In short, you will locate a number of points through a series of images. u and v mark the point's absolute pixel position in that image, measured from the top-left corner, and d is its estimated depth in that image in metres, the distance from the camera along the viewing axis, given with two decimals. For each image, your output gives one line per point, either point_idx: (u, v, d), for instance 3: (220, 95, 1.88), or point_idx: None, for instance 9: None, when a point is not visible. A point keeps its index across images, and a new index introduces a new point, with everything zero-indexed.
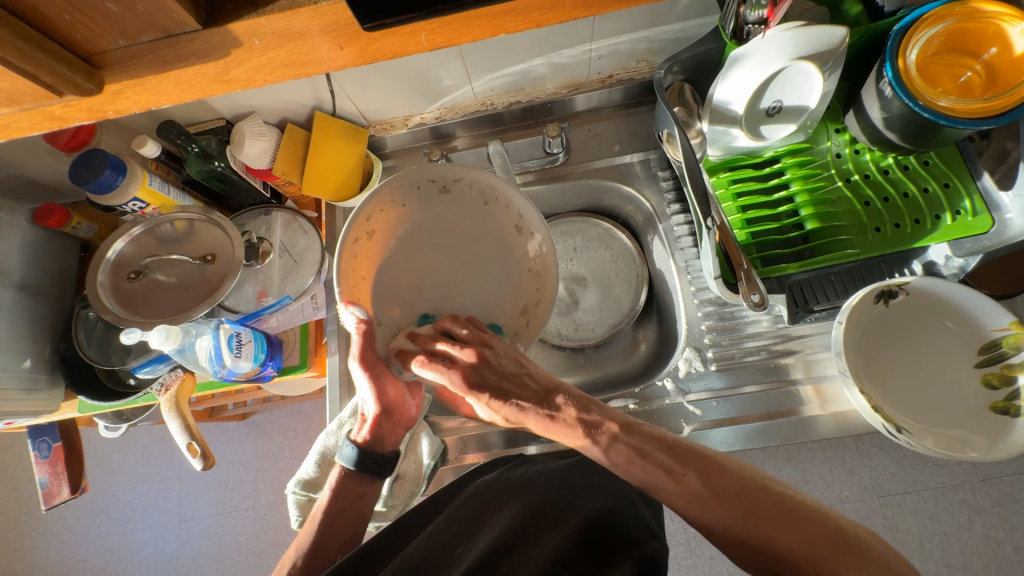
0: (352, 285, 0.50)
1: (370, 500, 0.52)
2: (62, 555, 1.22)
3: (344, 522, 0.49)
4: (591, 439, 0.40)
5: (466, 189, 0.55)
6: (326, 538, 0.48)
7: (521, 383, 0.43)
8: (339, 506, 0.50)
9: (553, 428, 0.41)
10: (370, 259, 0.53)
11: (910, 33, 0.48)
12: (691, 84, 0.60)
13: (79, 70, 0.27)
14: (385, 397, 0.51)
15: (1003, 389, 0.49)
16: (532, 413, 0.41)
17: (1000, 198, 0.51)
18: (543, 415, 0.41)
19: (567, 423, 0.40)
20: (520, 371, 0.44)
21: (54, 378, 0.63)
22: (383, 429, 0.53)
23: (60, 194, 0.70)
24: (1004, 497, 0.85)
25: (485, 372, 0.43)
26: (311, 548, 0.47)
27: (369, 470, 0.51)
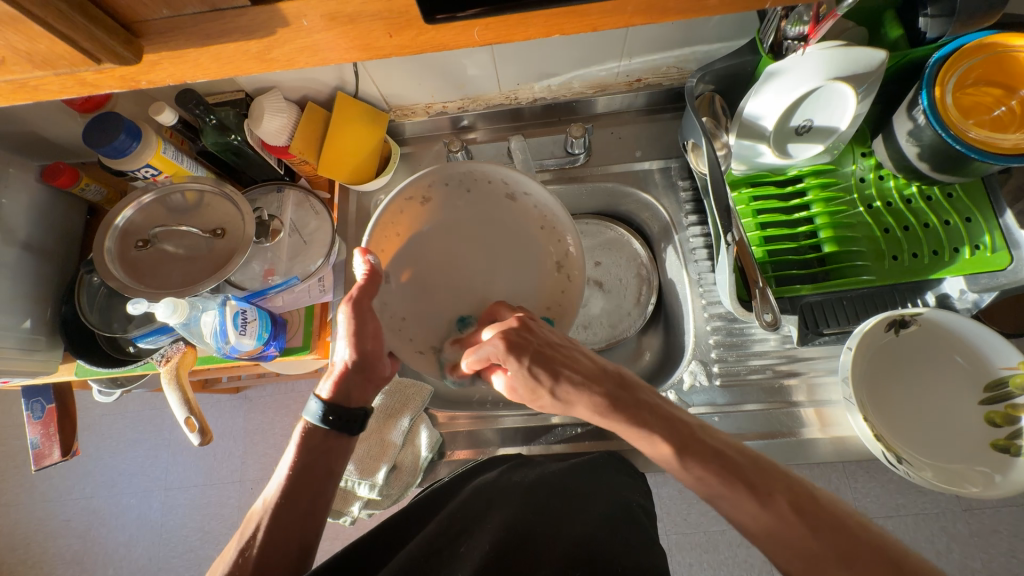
0: (382, 237, 0.53)
1: (339, 459, 0.50)
2: (46, 513, 1.22)
3: (311, 482, 0.48)
4: (646, 430, 0.42)
5: (530, 208, 0.57)
6: (294, 496, 0.47)
7: (572, 361, 0.46)
8: (310, 466, 0.49)
9: (607, 414, 0.44)
10: (411, 222, 0.55)
11: (950, 61, 0.47)
12: (722, 94, 0.59)
13: (118, 37, 0.26)
14: (365, 348, 0.50)
15: (1006, 427, 0.49)
16: (588, 392, 0.44)
17: (1021, 236, 0.51)
18: (599, 399, 0.44)
19: (622, 410, 0.43)
20: (565, 350, 0.47)
21: (54, 340, 0.62)
22: (351, 385, 0.51)
23: (68, 154, 0.69)
24: (984, 528, 0.86)
25: (530, 346, 0.45)
26: (277, 505, 0.46)
27: (338, 427, 0.49)
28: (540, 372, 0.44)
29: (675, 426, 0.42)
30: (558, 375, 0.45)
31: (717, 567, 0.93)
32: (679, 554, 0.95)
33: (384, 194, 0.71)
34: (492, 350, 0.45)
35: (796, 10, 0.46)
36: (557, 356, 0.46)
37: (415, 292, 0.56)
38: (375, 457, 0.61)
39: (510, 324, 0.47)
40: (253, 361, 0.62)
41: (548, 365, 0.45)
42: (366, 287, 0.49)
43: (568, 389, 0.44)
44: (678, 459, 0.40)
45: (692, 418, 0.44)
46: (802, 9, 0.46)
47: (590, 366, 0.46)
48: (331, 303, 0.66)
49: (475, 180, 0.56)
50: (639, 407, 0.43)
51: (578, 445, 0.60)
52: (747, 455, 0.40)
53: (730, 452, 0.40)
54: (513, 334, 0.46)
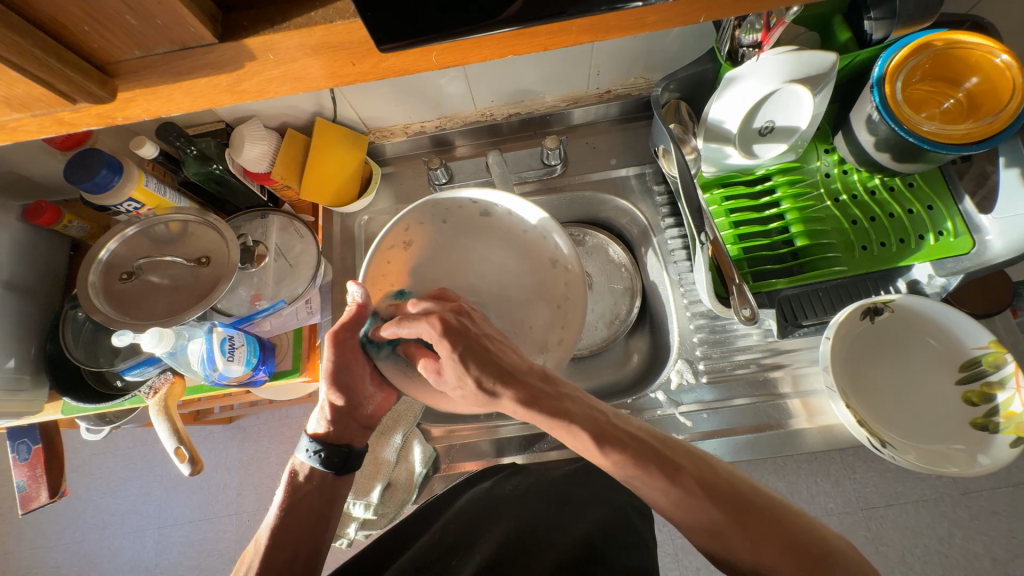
0: (395, 237, 0.54)
1: (335, 500, 0.51)
2: (36, 561, 1.18)
3: (299, 525, 0.49)
4: (566, 422, 0.41)
5: (560, 283, 0.55)
6: (281, 540, 0.48)
7: (496, 354, 0.44)
8: (296, 508, 0.50)
9: (529, 409, 0.42)
10: (421, 242, 0.55)
11: (898, 60, 0.50)
12: (687, 102, 0.62)
13: (92, 78, 0.27)
14: (348, 385, 0.51)
15: (983, 405, 0.51)
16: (512, 386, 0.43)
17: (980, 220, 0.52)
18: (525, 395, 0.42)
19: (540, 404, 0.42)
20: (500, 344, 0.46)
21: (38, 378, 0.61)
22: (340, 422, 0.53)
23: (50, 192, 0.69)
24: (984, 511, 0.86)
25: (464, 331, 0.44)
26: (266, 549, 0.47)
27: (328, 466, 0.51)
28: (467, 362, 0.43)
29: (595, 420, 0.42)
30: (484, 366, 0.43)
31: (724, 568, 0.93)
32: (685, 558, 0.94)
33: (367, 214, 0.72)
34: (424, 329, 0.44)
35: (748, 19, 0.49)
36: (489, 349, 0.44)
37: (414, 275, 0.54)
38: (369, 476, 0.61)
39: (447, 306, 0.46)
40: (243, 387, 0.62)
41: (472, 353, 0.43)
42: (352, 319, 0.49)
43: (494, 382, 0.43)
44: (599, 448, 0.41)
45: (609, 406, 0.44)
46: (753, 18, 0.48)
47: (520, 363, 0.45)
48: (319, 324, 0.66)
49: (536, 233, 0.55)
50: (559, 399, 0.42)
51: (571, 451, 0.61)
52: (659, 438, 0.42)
53: (641, 436, 0.42)
54: (448, 318, 0.45)
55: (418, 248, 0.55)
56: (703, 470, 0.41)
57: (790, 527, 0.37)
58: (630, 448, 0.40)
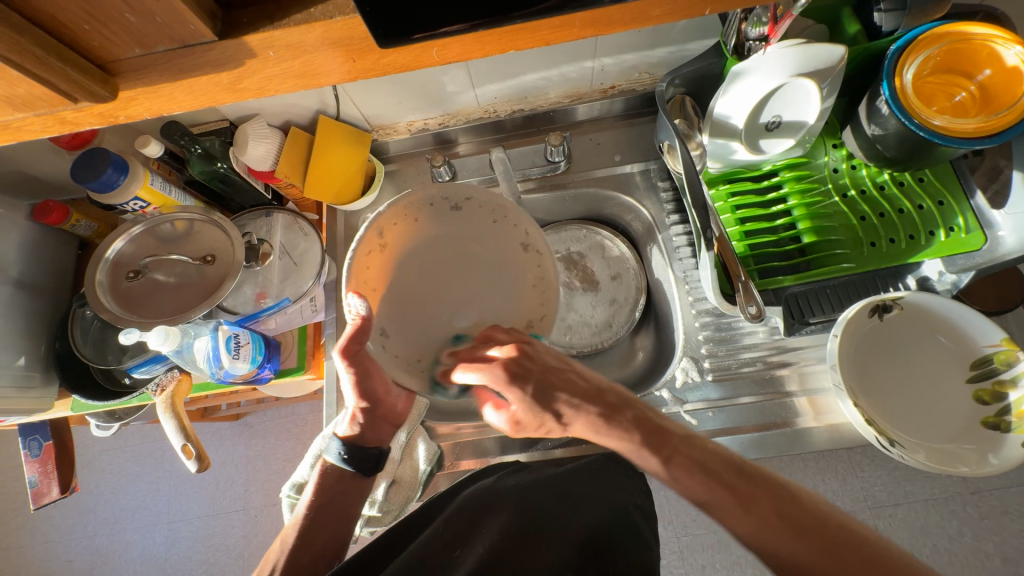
0: (365, 246, 0.51)
1: (355, 501, 0.53)
2: (49, 555, 1.20)
3: (328, 523, 0.51)
4: (636, 443, 0.41)
5: (536, 269, 0.55)
6: (308, 538, 0.50)
7: (569, 382, 0.44)
8: (323, 509, 0.51)
9: (600, 432, 0.42)
10: (398, 236, 0.53)
11: (907, 52, 0.49)
12: (692, 96, 0.61)
13: (93, 77, 0.27)
14: (371, 391, 0.52)
15: (994, 404, 0.50)
16: (580, 411, 0.43)
17: (993, 216, 0.52)
18: (597, 418, 0.42)
19: (615, 422, 0.42)
20: (564, 374, 0.45)
21: (48, 376, 0.62)
22: (370, 426, 0.54)
23: (58, 191, 0.70)
24: (994, 510, 0.85)
25: (530, 372, 0.43)
26: (294, 546, 0.49)
27: (360, 469, 0.52)
28: (539, 399, 0.43)
29: (651, 430, 0.42)
30: (557, 395, 0.43)
31: (729, 566, 0.92)
32: (690, 556, 0.94)
33: (371, 212, 0.72)
34: (492, 375, 0.43)
35: (755, 12, 0.48)
36: (571, 378, 0.45)
37: (404, 253, 0.54)
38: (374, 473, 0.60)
39: (510, 352, 0.44)
40: (248, 384, 0.62)
41: (549, 389, 0.43)
42: (357, 334, 0.48)
43: (567, 408, 0.43)
44: (666, 468, 0.41)
45: (676, 420, 0.44)
46: (760, 11, 0.48)
47: (584, 385, 0.45)
48: (324, 322, 0.67)
49: (509, 220, 0.55)
50: (662, 432, 0.42)
51: (576, 448, 0.61)
52: (732, 463, 0.41)
53: (710, 457, 0.41)
54: (515, 360, 0.44)
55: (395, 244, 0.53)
56: (778, 497, 0.39)
57: (794, 527, 0.37)
58: (700, 473, 0.40)
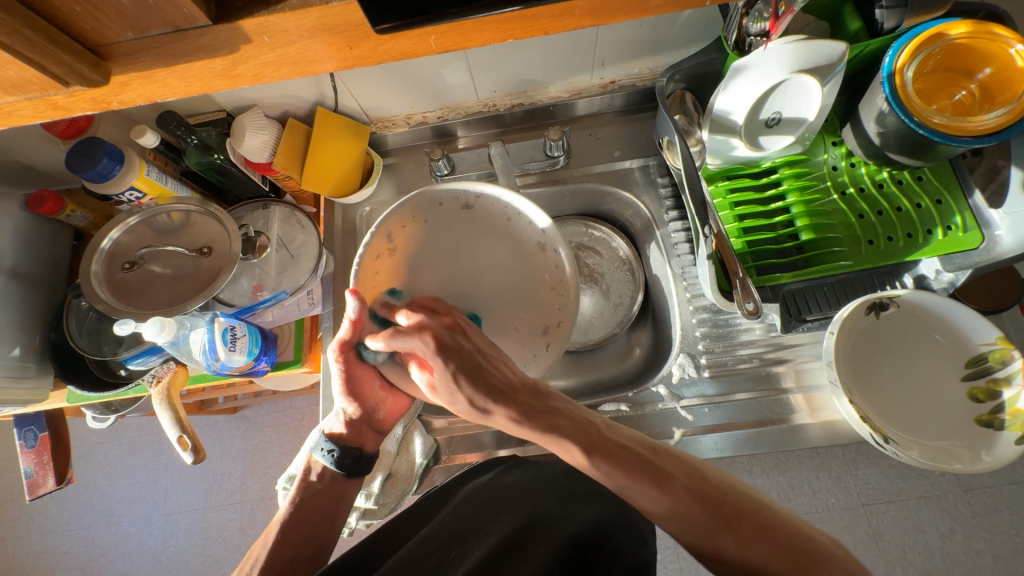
0: (375, 260, 0.53)
1: (342, 502, 0.53)
2: (45, 546, 1.20)
3: (310, 520, 0.50)
4: (556, 437, 0.42)
5: (552, 269, 0.55)
6: (291, 533, 0.49)
7: (494, 368, 0.46)
8: (308, 505, 0.51)
9: (520, 423, 0.43)
10: (406, 237, 0.55)
11: (908, 50, 0.48)
12: (692, 92, 0.61)
13: (85, 61, 0.27)
14: (357, 392, 0.54)
15: (988, 402, 0.50)
16: (505, 403, 0.44)
17: (990, 215, 0.52)
18: (515, 410, 0.44)
19: (535, 420, 0.43)
20: (492, 358, 0.46)
21: (43, 366, 0.62)
22: (360, 428, 0.55)
23: (54, 181, 0.70)
24: (986, 508, 0.86)
25: (455, 347, 0.46)
26: (277, 540, 0.49)
27: (346, 468, 0.52)
28: (459, 377, 0.45)
29: (575, 423, 0.43)
30: (478, 383, 0.45)
31: None
32: (685, 551, 0.94)
33: (369, 205, 0.72)
34: (418, 346, 0.45)
35: (756, 6, 0.48)
36: (480, 364, 0.46)
37: (414, 257, 0.55)
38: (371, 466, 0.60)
39: (442, 322, 0.47)
40: (245, 377, 0.62)
41: (468, 371, 0.45)
42: (349, 337, 0.51)
43: (484, 398, 0.44)
44: (587, 459, 0.41)
45: (599, 416, 0.45)
46: (762, 5, 0.48)
47: (512, 376, 0.46)
48: (320, 316, 0.66)
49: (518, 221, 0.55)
50: (550, 414, 0.43)
51: None
52: (648, 446, 0.43)
53: (628, 445, 0.42)
54: (442, 335, 0.46)
55: (403, 250, 0.55)
56: (691, 477, 0.41)
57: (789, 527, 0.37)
58: (619, 460, 0.40)
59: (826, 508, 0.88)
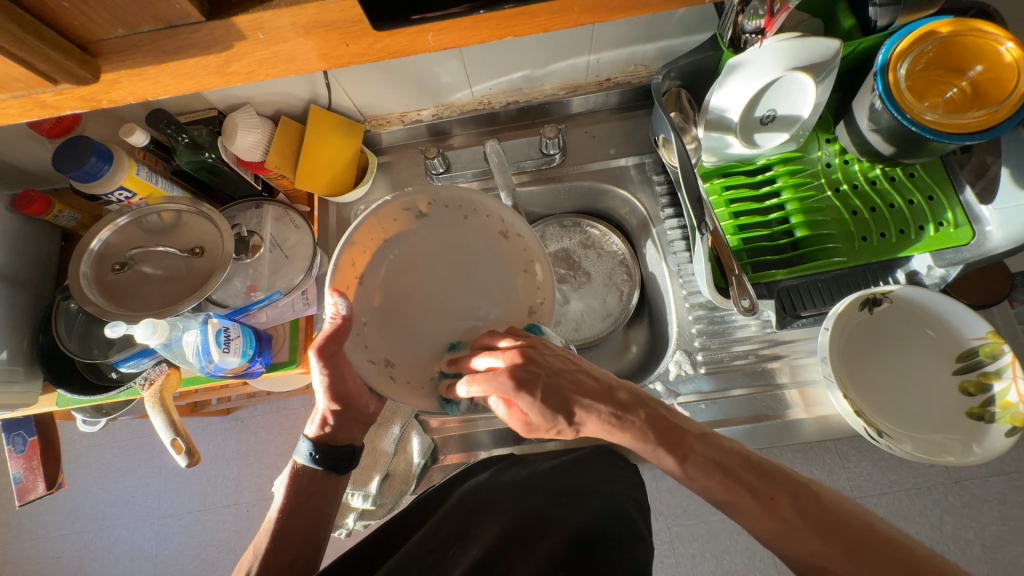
0: (347, 264, 0.50)
1: (326, 500, 0.52)
2: (36, 551, 1.19)
3: (302, 523, 0.50)
4: (651, 445, 0.40)
5: (534, 294, 0.55)
6: (283, 542, 0.48)
7: (577, 381, 0.42)
8: (296, 509, 0.50)
9: (613, 432, 0.41)
10: (400, 231, 0.54)
11: (901, 47, 0.49)
12: (688, 90, 0.61)
13: (74, 58, 0.26)
14: (347, 394, 0.50)
15: (979, 396, 0.51)
16: (592, 413, 0.41)
17: (981, 211, 0.52)
18: (607, 417, 0.40)
19: (637, 429, 0.41)
20: (569, 372, 0.43)
21: (32, 370, 0.61)
22: (341, 425, 0.52)
23: (40, 181, 0.68)
24: (975, 498, 0.87)
25: (537, 378, 0.41)
26: (268, 549, 0.48)
27: (326, 466, 0.51)
28: (550, 405, 0.40)
29: (664, 429, 0.41)
30: (568, 403, 0.41)
31: (719, 556, 0.94)
32: (681, 546, 0.95)
33: (364, 204, 0.71)
34: (496, 386, 0.41)
35: (751, 4, 0.48)
36: (564, 381, 0.42)
37: (412, 245, 0.54)
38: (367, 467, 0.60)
39: (512, 355, 0.43)
40: (239, 378, 0.61)
41: (556, 393, 0.41)
42: (335, 334, 0.46)
43: (581, 415, 0.41)
44: (682, 468, 0.40)
45: (692, 422, 0.43)
46: (756, 4, 0.47)
47: (594, 383, 0.43)
48: (315, 316, 0.66)
49: (517, 240, 0.55)
50: (641, 415, 0.42)
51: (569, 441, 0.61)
52: (749, 460, 0.40)
53: (724, 456, 0.40)
54: (518, 365, 0.42)
55: (403, 237, 0.54)
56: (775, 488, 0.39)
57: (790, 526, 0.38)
58: (717, 473, 0.39)
59: None
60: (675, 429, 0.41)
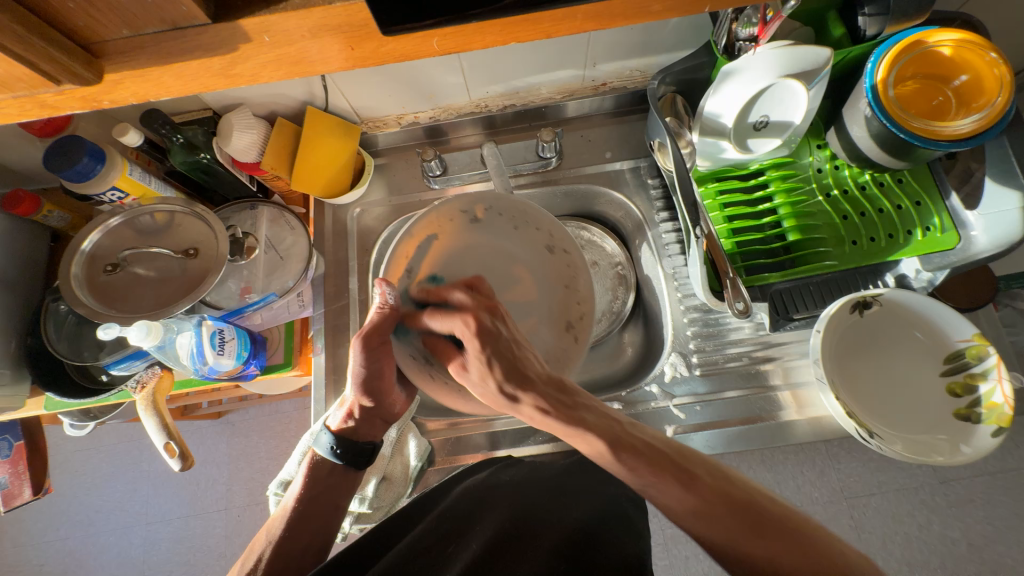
0: (394, 267, 0.52)
1: (344, 493, 0.52)
2: (18, 559, 1.16)
3: (318, 514, 0.50)
4: (585, 431, 0.39)
5: (577, 302, 0.55)
6: (297, 532, 0.48)
7: (524, 361, 0.43)
8: (313, 501, 0.50)
9: (546, 414, 0.40)
10: (449, 235, 0.54)
11: (890, 56, 0.50)
12: (683, 95, 0.62)
13: (77, 58, 0.26)
14: (375, 389, 0.50)
15: (966, 397, 0.52)
16: (532, 391, 0.41)
17: (966, 216, 0.54)
18: (543, 400, 0.41)
19: (560, 412, 0.40)
20: (520, 347, 0.44)
21: (19, 373, 0.59)
22: (363, 421, 0.53)
23: (28, 180, 0.67)
24: (961, 497, 0.89)
25: (495, 333, 0.43)
26: (282, 537, 0.48)
27: (347, 461, 0.52)
28: (493, 363, 0.42)
29: (612, 427, 0.41)
30: (507, 367, 0.42)
31: (712, 557, 0.95)
32: (674, 547, 0.96)
33: (359, 206, 0.71)
34: (458, 326, 0.43)
35: (745, 12, 0.50)
36: (514, 355, 0.43)
37: (457, 248, 0.54)
38: (364, 469, 0.59)
39: (482, 305, 0.45)
40: (232, 381, 0.60)
41: (501, 357, 0.42)
42: (378, 326, 0.47)
43: (514, 386, 0.41)
44: (613, 457, 0.39)
45: (624, 416, 0.43)
46: (750, 12, 0.49)
47: (541, 369, 0.43)
48: (311, 318, 0.66)
49: (561, 248, 0.56)
50: (575, 407, 0.41)
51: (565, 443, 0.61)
52: (672, 446, 0.41)
53: (657, 444, 0.41)
54: (482, 318, 0.44)
55: (447, 241, 0.54)
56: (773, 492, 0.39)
57: None
58: (646, 457, 0.39)
59: (810, 501, 0.91)
60: (617, 429, 0.41)
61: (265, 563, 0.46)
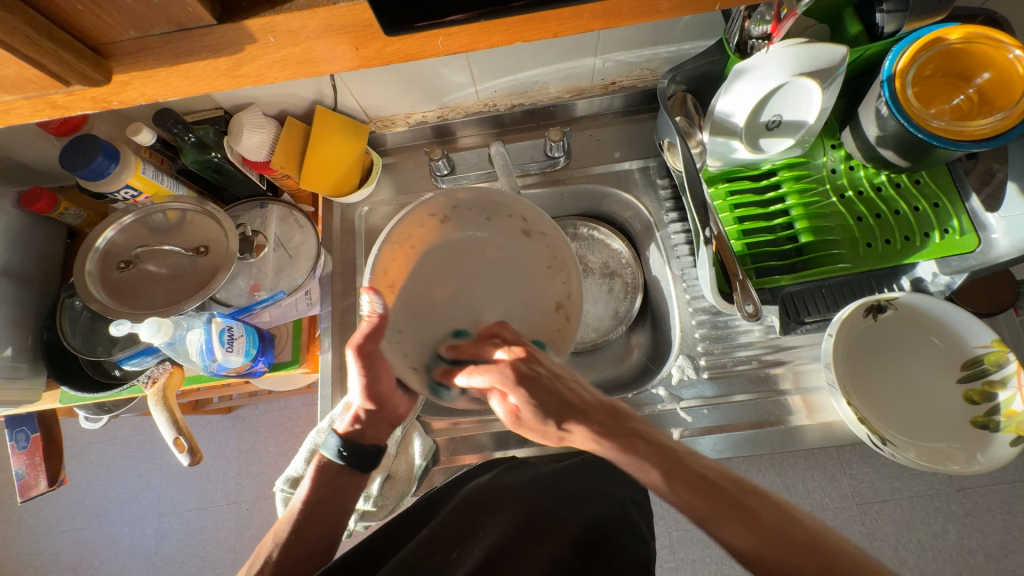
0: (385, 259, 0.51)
1: (350, 494, 0.51)
2: (36, 547, 1.19)
3: (321, 517, 0.49)
4: (637, 459, 0.39)
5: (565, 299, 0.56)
6: (302, 534, 0.48)
7: (572, 393, 0.42)
8: (319, 504, 0.50)
9: (600, 444, 0.40)
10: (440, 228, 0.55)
11: (909, 54, 0.49)
12: (694, 94, 0.61)
13: (86, 59, 0.26)
14: (377, 394, 0.49)
15: (983, 404, 0.51)
16: (584, 422, 0.40)
17: (987, 218, 0.52)
18: (598, 428, 0.40)
19: (614, 438, 0.40)
20: (568, 381, 0.43)
21: (36, 367, 0.61)
22: (368, 422, 0.51)
23: (46, 178, 0.69)
24: (977, 506, 0.87)
25: (535, 377, 0.41)
26: (288, 540, 0.48)
27: (351, 463, 0.50)
28: (541, 407, 0.40)
29: (657, 446, 0.40)
30: (558, 405, 0.40)
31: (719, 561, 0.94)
32: (681, 550, 0.95)
33: (367, 205, 0.71)
34: (496, 377, 0.41)
35: (759, 10, 0.49)
36: (563, 388, 0.41)
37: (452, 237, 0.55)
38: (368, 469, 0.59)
39: (517, 353, 0.43)
40: (241, 378, 0.61)
41: (550, 398, 0.41)
42: (369, 334, 0.45)
43: (564, 420, 0.40)
44: (666, 484, 0.38)
45: (682, 444, 0.41)
46: (764, 9, 0.48)
47: (588, 397, 0.42)
48: (319, 316, 0.66)
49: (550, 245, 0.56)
50: (633, 436, 0.40)
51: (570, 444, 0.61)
52: (730, 478, 0.39)
53: (716, 479, 0.38)
54: (519, 364, 0.41)
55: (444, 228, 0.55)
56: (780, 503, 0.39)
57: None
58: (702, 490, 0.37)
59: (819, 507, 0.89)
60: (670, 453, 0.39)
61: (271, 567, 0.47)
